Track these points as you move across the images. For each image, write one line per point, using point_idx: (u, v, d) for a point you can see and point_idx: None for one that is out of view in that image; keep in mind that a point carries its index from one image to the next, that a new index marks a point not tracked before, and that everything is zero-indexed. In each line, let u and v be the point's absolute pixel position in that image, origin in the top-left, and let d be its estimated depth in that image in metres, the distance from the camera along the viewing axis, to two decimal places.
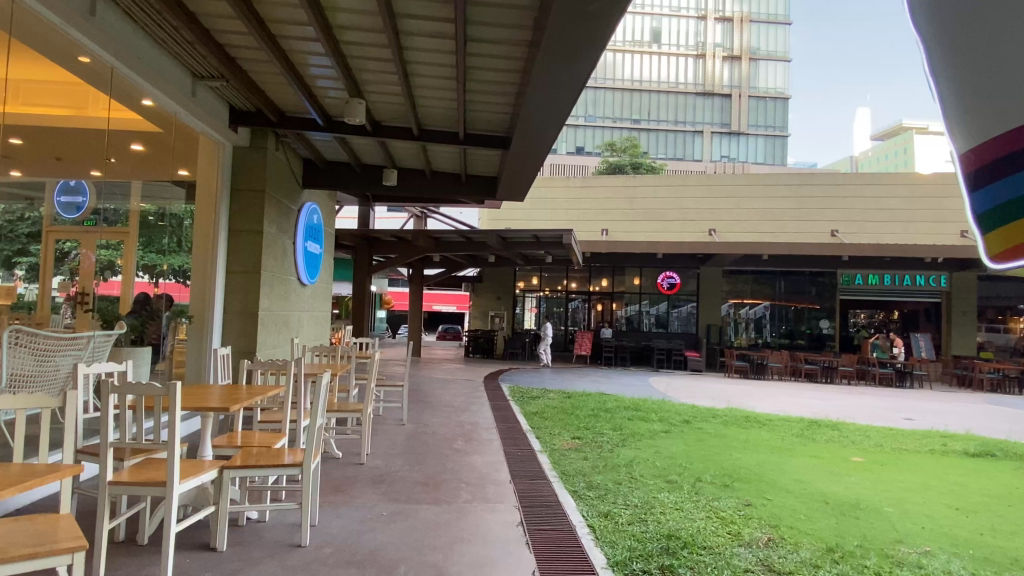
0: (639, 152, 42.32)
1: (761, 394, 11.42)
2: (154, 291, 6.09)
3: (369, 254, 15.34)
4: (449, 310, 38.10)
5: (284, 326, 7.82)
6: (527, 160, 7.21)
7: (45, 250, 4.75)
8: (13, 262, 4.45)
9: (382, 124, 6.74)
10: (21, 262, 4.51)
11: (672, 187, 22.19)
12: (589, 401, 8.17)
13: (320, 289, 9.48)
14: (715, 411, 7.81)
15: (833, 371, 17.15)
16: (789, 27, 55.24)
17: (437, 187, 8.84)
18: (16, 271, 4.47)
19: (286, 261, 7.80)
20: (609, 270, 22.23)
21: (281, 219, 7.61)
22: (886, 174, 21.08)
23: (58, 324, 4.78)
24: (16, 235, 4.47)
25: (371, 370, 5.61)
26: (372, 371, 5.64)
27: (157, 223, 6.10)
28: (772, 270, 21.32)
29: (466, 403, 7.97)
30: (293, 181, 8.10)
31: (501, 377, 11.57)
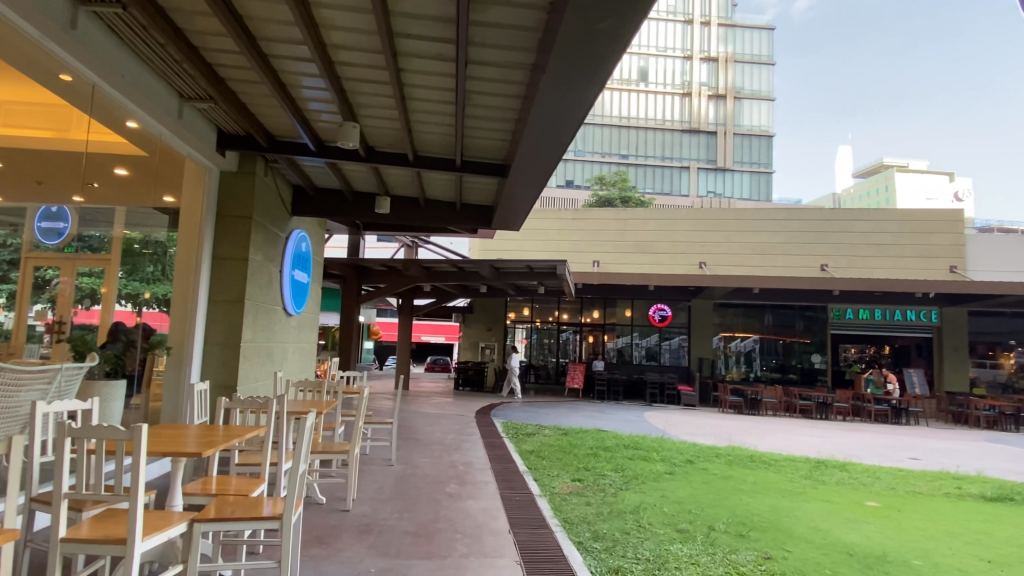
0: (628, 186, 42.71)
1: (760, 431, 11.13)
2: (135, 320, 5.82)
3: (357, 284, 15.04)
4: (437, 342, 37.63)
5: (267, 358, 7.46)
6: (525, 188, 6.99)
7: (23, 276, 4.58)
8: None
9: (376, 149, 6.52)
10: (2, 288, 4.40)
11: (663, 220, 22.22)
12: (587, 439, 7.83)
13: (306, 319, 9.14)
14: (718, 450, 7.50)
15: (828, 407, 16.92)
16: (772, 67, 56.75)
17: (431, 216, 8.61)
18: None
19: (271, 290, 7.48)
20: (600, 302, 22.04)
21: (268, 246, 7.32)
22: (874, 210, 21.28)
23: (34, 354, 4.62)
24: None
25: (362, 405, 5.22)
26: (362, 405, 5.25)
27: (142, 252, 5.88)
28: (762, 303, 21.24)
29: (458, 441, 7.60)
30: (282, 207, 7.82)
31: (493, 412, 11.19)
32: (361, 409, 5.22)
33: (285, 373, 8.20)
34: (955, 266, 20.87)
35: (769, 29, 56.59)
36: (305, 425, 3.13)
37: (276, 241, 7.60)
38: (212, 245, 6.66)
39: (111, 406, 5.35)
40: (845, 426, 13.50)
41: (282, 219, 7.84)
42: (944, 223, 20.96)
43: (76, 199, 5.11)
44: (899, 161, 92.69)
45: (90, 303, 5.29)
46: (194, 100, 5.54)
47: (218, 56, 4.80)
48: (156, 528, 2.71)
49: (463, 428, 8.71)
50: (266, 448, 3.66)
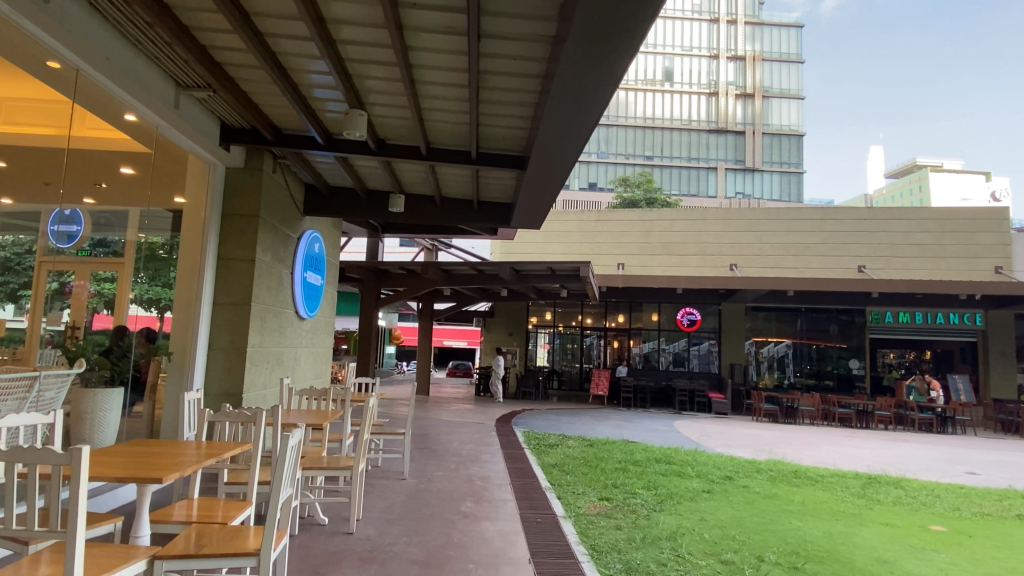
0: (654, 188, 41.99)
1: (799, 441, 10.46)
2: (160, 325, 5.81)
3: (377, 288, 14.75)
4: (460, 347, 37.36)
5: (277, 365, 7.11)
6: (547, 181, 6.48)
7: (37, 282, 4.34)
8: (18, 295, 4.20)
9: (387, 142, 6.11)
10: (26, 295, 4.26)
11: (690, 221, 21.55)
12: (614, 452, 7.31)
13: (320, 323, 8.79)
14: (758, 465, 6.91)
15: (869, 416, 16.08)
16: (801, 65, 55.42)
17: (448, 214, 8.18)
18: (22, 304, 4.24)
19: (281, 293, 7.13)
20: (626, 306, 21.43)
21: (278, 246, 6.97)
22: (913, 208, 20.33)
23: (48, 358, 4.47)
24: (25, 267, 4.26)
25: (368, 409, 4.70)
26: (368, 410, 4.71)
27: (167, 257, 5.80)
28: (793, 307, 20.45)
29: (477, 453, 7.15)
30: (293, 206, 7.48)
31: (515, 420, 10.72)
32: (367, 414, 4.69)
33: (297, 380, 7.85)
34: (1002, 265, 19.77)
35: (797, 26, 55.32)
36: (283, 442, 2.71)
37: (286, 241, 7.26)
38: (217, 244, 6.34)
39: (106, 416, 5.10)
40: (889, 436, 12.72)
41: (293, 218, 7.49)
42: (990, 221, 19.90)
43: (87, 201, 4.81)
44: (935, 160, 89.94)
45: (103, 308, 5.03)
46: (191, 89, 5.22)
47: (212, 37, 4.45)
48: (109, 568, 2.28)
49: (483, 438, 8.27)
50: (252, 466, 3.24)
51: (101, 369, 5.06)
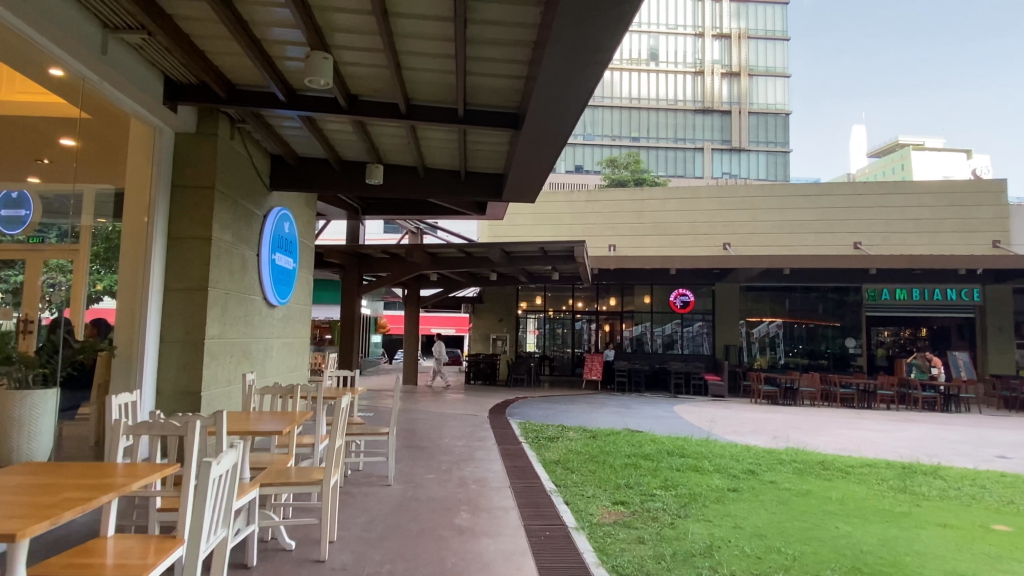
0: (642, 168, 41.32)
1: (809, 425, 9.90)
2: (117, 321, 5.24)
3: (358, 274, 13.97)
4: (447, 334, 36.63)
5: (242, 359, 6.31)
6: (546, 142, 5.64)
7: None
8: None
9: (360, 99, 5.25)
10: None
11: (683, 200, 20.88)
12: (621, 444, 6.66)
13: (294, 311, 7.99)
14: (779, 456, 6.29)
15: (871, 395, 15.66)
16: (787, 43, 54.76)
17: (433, 187, 7.38)
18: None
19: (246, 278, 6.31)
20: (617, 289, 20.80)
21: (240, 224, 6.15)
22: (910, 182, 19.83)
23: None
24: None
25: (344, 401, 3.87)
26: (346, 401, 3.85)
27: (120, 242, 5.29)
28: (781, 286, 19.94)
29: (470, 450, 6.46)
30: (257, 180, 6.65)
31: (508, 410, 10.04)
32: (343, 410, 3.86)
33: (267, 376, 7.05)
34: (999, 239, 19.38)
35: (783, 3, 54.52)
36: None
37: (250, 218, 6.44)
38: (167, 220, 5.51)
39: (40, 422, 4.37)
40: (895, 416, 12.27)
41: (257, 194, 6.67)
42: (987, 194, 19.48)
43: (33, 179, 4.59)
44: (918, 138, 90.23)
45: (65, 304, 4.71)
46: (123, 32, 4.38)
47: None
48: None
49: (475, 432, 7.59)
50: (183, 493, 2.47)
51: (36, 367, 4.42)
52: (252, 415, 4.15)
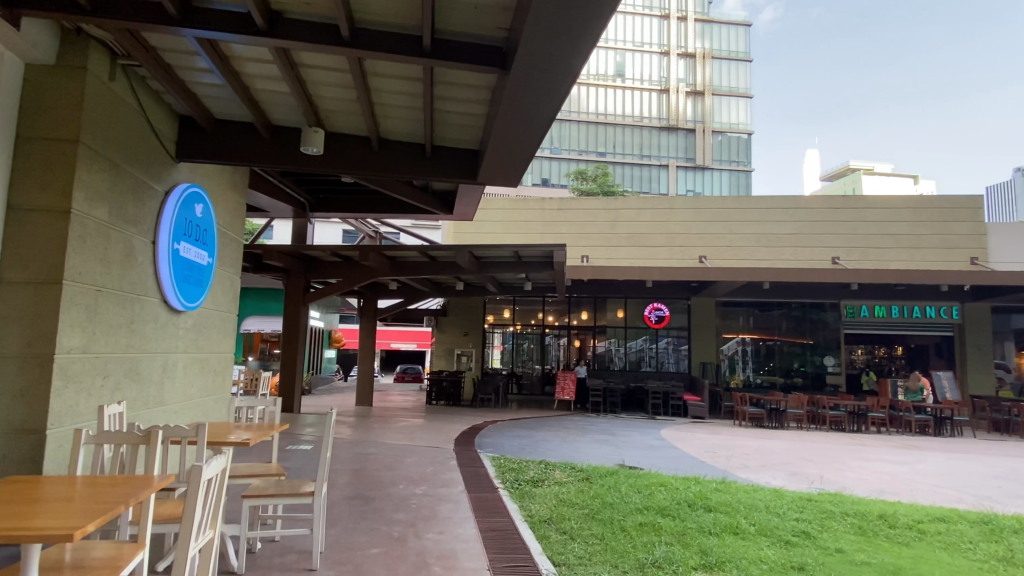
0: (609, 181, 40.71)
1: (819, 456, 8.69)
2: None
3: (305, 280, 12.35)
4: (407, 349, 34.73)
5: (122, 382, 4.66)
6: (539, 99, 4.22)
7: None
8: None
9: (285, 16, 3.75)
10: None
11: (658, 210, 19.83)
12: (624, 491, 5.23)
13: (210, 318, 6.35)
14: (827, 510, 4.97)
15: (860, 418, 14.70)
16: (750, 64, 55.38)
17: (388, 162, 5.84)
18: None
19: (130, 272, 4.67)
20: (589, 302, 19.53)
21: (120, 198, 4.52)
22: (887, 197, 19.28)
23: None
24: None
25: (210, 465, 2.10)
26: (205, 464, 2.05)
27: None
28: (757, 302, 18.97)
29: (433, 502, 4.92)
30: (154, 143, 5.04)
31: (478, 439, 8.50)
32: (205, 485, 2.11)
33: (164, 402, 5.39)
34: (977, 256, 18.95)
35: (746, 25, 55.10)
36: None
37: (141, 191, 4.82)
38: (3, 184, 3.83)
39: None
40: (898, 443, 11.21)
41: (155, 162, 5.06)
42: (964, 211, 19.04)
43: None
44: (870, 163, 93.26)
45: None
46: None
47: None
48: None
49: (438, 473, 6.04)
50: None
51: None
52: (62, 480, 2.54)
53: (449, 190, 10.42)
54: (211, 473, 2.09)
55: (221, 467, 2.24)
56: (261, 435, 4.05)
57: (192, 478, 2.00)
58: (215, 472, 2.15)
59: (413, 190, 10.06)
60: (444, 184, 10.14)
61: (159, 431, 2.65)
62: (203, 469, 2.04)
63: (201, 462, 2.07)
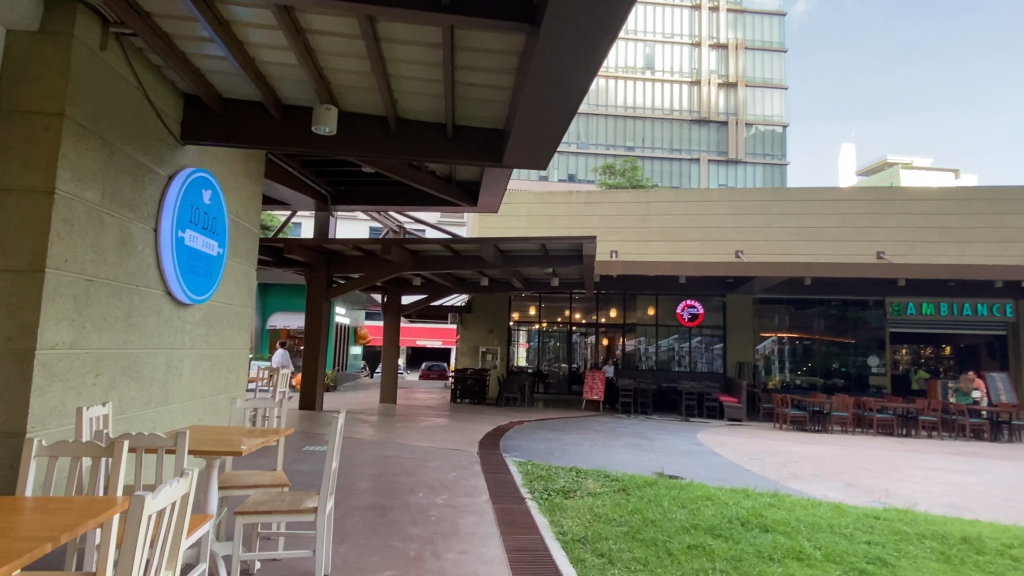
0: (639, 176, 39.93)
1: (874, 464, 7.99)
2: None
3: (328, 275, 12.04)
4: (433, 346, 34.45)
5: (119, 379, 4.32)
6: (573, 58, 3.71)
7: None
8: None
9: None
10: None
11: (691, 203, 19.08)
12: (666, 506, 4.69)
13: (220, 313, 6.00)
14: (900, 531, 4.35)
15: (910, 422, 13.82)
16: (784, 54, 53.77)
17: (407, 143, 5.38)
18: None
19: (127, 262, 4.33)
20: (619, 299, 18.90)
21: (115, 180, 4.17)
22: (937, 188, 18.22)
23: None
24: None
25: (161, 495, 1.66)
26: (154, 494, 1.61)
27: None
28: (796, 299, 18.11)
29: (454, 515, 4.45)
30: (156, 123, 4.69)
31: (504, 442, 8.02)
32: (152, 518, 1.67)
33: (168, 401, 5.05)
34: None
35: (780, 14, 53.54)
36: None
37: (140, 175, 4.47)
38: None
39: None
40: (956, 450, 10.38)
41: (157, 143, 4.71)
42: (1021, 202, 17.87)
43: None
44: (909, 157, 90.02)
45: None
46: None
47: None
48: None
49: (460, 480, 5.58)
50: None
51: None
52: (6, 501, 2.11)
53: (474, 180, 9.99)
54: (162, 506, 1.66)
55: (182, 494, 1.80)
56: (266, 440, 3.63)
57: (132, 511, 1.56)
58: (171, 501, 1.72)
59: (436, 180, 9.66)
60: (468, 174, 9.71)
61: (125, 444, 2.25)
62: (149, 501, 1.61)
63: (149, 491, 1.64)
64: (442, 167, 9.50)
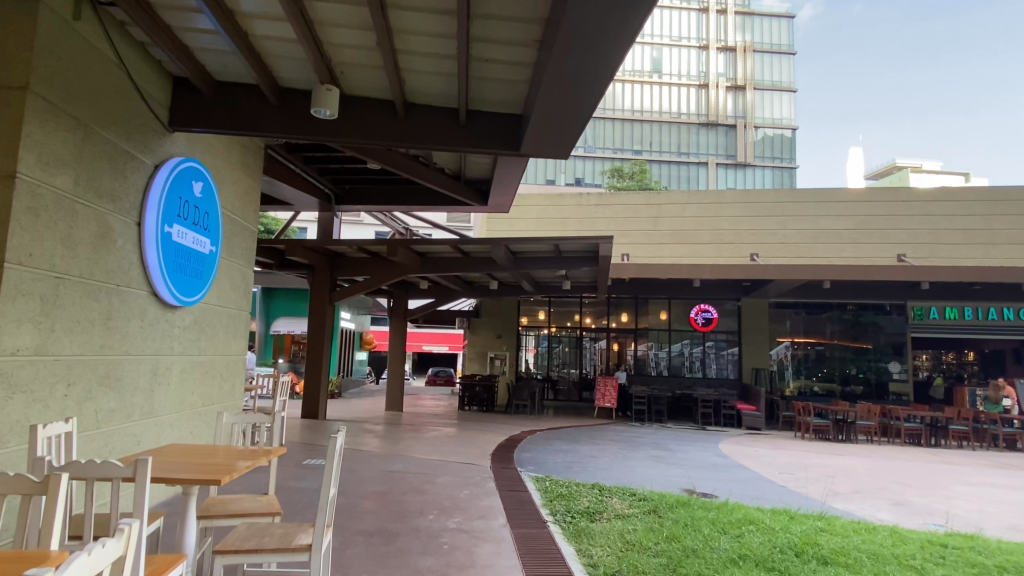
0: (647, 179, 39.46)
1: (915, 479, 7.44)
2: None
3: (331, 277, 11.62)
4: (439, 352, 33.96)
5: (95, 390, 3.87)
6: (608, 24, 3.24)
7: None
8: None
9: None
10: None
11: (705, 205, 18.56)
12: (706, 532, 4.20)
13: (213, 316, 5.56)
14: (977, 563, 3.82)
15: (937, 431, 13.22)
16: (792, 57, 53.26)
17: (416, 130, 4.91)
18: None
19: (105, 258, 3.88)
20: (630, 304, 18.38)
21: (91, 166, 3.74)
22: (959, 188, 17.64)
23: None
24: None
25: (75, 569, 1.20)
26: (61, 569, 1.15)
27: None
28: (814, 303, 17.51)
29: (469, 544, 3.95)
30: (139, 107, 4.25)
31: (517, 455, 7.52)
32: None
33: (154, 413, 4.59)
34: None
35: (788, 17, 53.07)
36: None
37: (121, 162, 4.04)
38: None
39: None
40: (994, 462, 9.79)
41: (140, 129, 4.27)
42: None
43: None
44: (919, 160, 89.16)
45: None
46: None
47: None
48: None
49: (473, 499, 5.07)
50: None
51: None
52: None
53: (484, 178, 9.55)
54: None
55: (113, 559, 1.35)
56: (255, 461, 3.15)
57: None
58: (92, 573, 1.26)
59: (444, 178, 9.23)
60: (478, 171, 9.27)
61: (64, 479, 1.78)
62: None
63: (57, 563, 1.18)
64: (451, 164, 9.07)
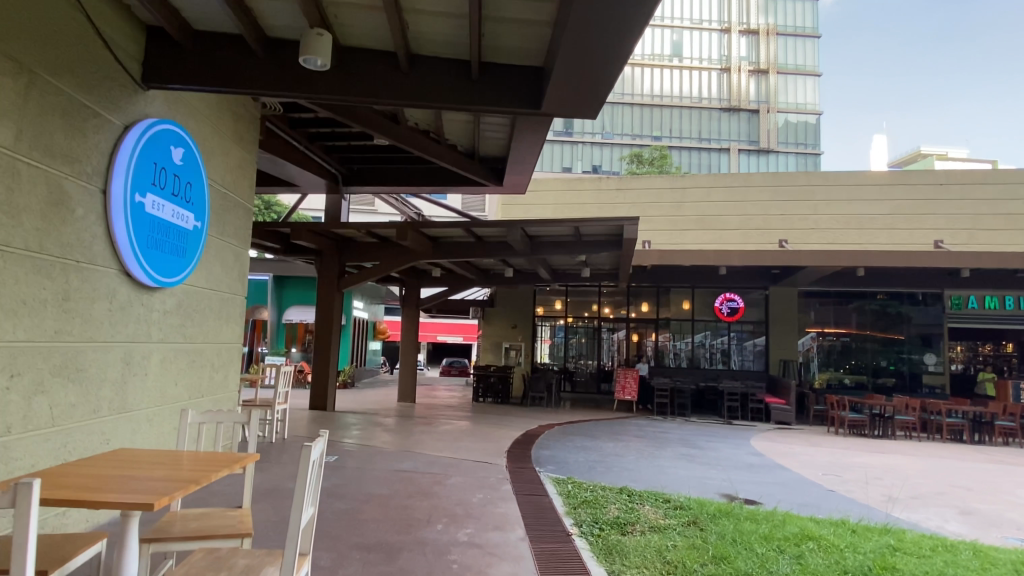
0: (667, 165, 38.48)
1: (976, 482, 6.71)
2: None
3: (340, 263, 11.13)
4: (455, 342, 33.48)
5: (49, 382, 3.34)
6: None
7: None
8: None
9: None
10: None
11: (731, 189, 17.74)
12: (759, 552, 3.59)
13: (201, 301, 5.03)
14: None
15: (982, 426, 12.40)
16: (818, 40, 51.63)
17: (421, 87, 4.30)
18: None
19: (59, 228, 3.35)
20: (651, 293, 17.67)
21: (38, 120, 3.20)
22: (1003, 170, 16.61)
23: None
24: None
25: None
26: None
27: None
28: (846, 292, 16.66)
29: (482, 564, 3.35)
30: (102, 57, 3.69)
31: (535, 453, 6.94)
32: None
33: (127, 408, 4.07)
34: None
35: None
36: None
37: (79, 120, 3.49)
38: None
39: None
40: None
41: (104, 82, 3.72)
42: None
43: None
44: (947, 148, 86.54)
45: None
46: None
47: None
48: None
49: (487, 507, 4.47)
50: None
51: None
52: None
53: (499, 156, 8.93)
54: None
55: None
56: (220, 471, 2.54)
57: None
58: None
59: (458, 156, 8.62)
60: (493, 149, 8.65)
61: None
62: None
63: None
64: (465, 141, 8.46)
